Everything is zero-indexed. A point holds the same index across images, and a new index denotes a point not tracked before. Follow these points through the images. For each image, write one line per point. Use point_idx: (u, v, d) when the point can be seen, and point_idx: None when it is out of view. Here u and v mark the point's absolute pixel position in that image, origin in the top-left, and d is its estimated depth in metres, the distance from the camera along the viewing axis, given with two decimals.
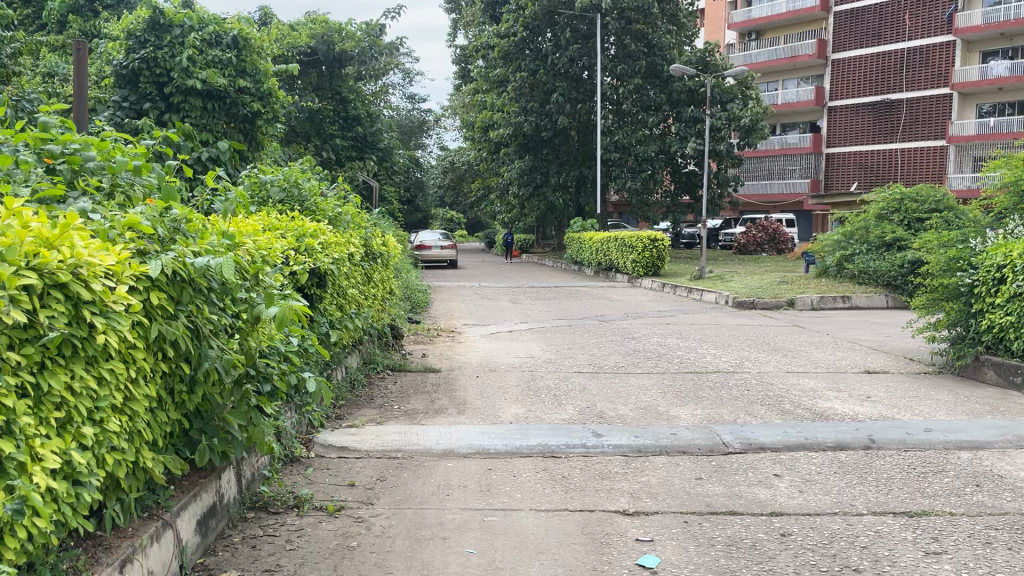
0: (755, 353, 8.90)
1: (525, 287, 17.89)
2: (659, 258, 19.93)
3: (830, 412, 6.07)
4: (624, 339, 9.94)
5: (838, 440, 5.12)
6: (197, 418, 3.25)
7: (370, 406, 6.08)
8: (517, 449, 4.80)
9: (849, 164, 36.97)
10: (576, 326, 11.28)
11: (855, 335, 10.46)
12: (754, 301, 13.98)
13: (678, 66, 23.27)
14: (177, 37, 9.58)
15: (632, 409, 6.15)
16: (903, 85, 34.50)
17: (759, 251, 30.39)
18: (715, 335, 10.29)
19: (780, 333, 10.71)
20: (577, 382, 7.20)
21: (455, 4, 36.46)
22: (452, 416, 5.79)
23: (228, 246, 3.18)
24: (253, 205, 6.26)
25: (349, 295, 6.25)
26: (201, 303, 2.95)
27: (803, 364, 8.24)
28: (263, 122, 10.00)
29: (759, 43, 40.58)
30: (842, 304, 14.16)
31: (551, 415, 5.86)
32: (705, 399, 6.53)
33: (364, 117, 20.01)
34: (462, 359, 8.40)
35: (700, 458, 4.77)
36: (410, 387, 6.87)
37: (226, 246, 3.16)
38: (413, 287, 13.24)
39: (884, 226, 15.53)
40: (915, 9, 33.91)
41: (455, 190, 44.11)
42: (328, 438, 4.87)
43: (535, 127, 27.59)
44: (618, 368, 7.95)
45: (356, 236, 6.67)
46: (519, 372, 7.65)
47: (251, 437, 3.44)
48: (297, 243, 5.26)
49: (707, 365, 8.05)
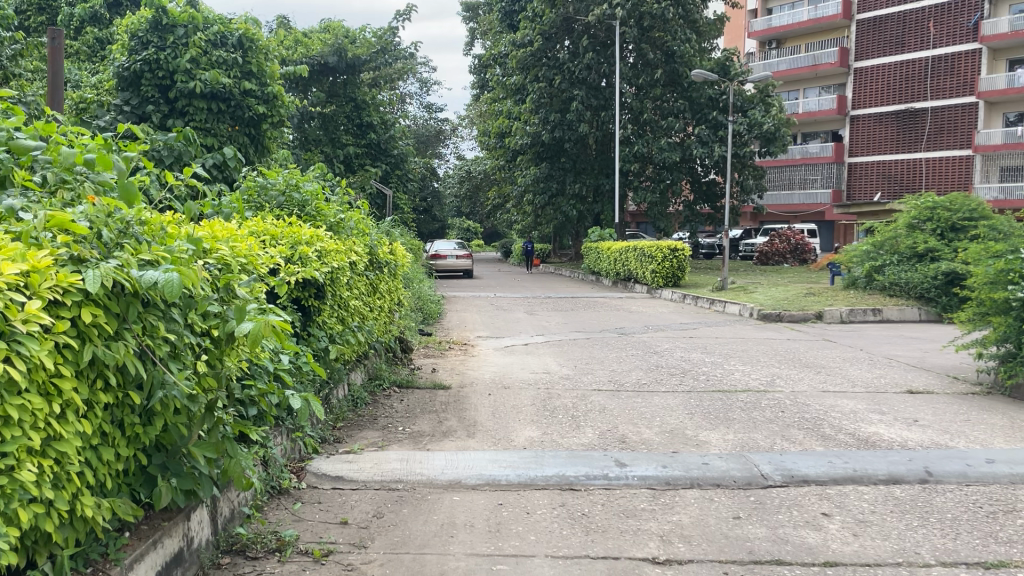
0: (786, 369, 8.35)
1: (542, 298, 17.42)
2: (679, 268, 19.39)
3: (876, 438, 5.51)
4: (646, 353, 9.42)
5: (891, 473, 4.59)
6: (157, 452, 2.80)
7: (373, 427, 5.62)
8: (531, 480, 4.31)
9: (872, 174, 36.27)
10: (594, 338, 10.79)
11: (891, 351, 9.88)
12: (780, 314, 13.43)
13: (701, 72, 22.79)
14: (180, 38, 9.13)
15: (657, 432, 5.64)
16: (927, 93, 33.81)
17: (782, 262, 29.82)
18: (742, 350, 9.75)
19: (811, 348, 10.15)
20: (597, 401, 6.70)
21: (473, 12, 36.12)
22: (461, 440, 5.30)
23: (193, 251, 2.74)
24: (248, 210, 5.83)
25: (352, 308, 5.81)
26: (154, 319, 2.51)
27: (840, 382, 7.68)
28: (268, 126, 9.69)
29: (780, 51, 40.03)
30: (873, 317, 13.58)
31: (569, 439, 5.35)
32: (737, 422, 6.00)
33: (377, 124, 19.64)
34: (473, 374, 7.92)
35: (737, 493, 4.24)
36: (417, 406, 6.40)
37: (190, 251, 2.71)
38: (425, 297, 12.79)
39: (915, 236, 14.96)
40: (939, 17, 33.07)
41: (471, 199, 43.81)
42: (321, 467, 4.42)
43: (554, 136, 27.12)
44: (640, 386, 7.45)
45: (360, 243, 6.20)
46: (534, 389, 7.17)
47: (225, 472, 2.99)
48: (289, 251, 4.83)
49: (735, 383, 7.52)
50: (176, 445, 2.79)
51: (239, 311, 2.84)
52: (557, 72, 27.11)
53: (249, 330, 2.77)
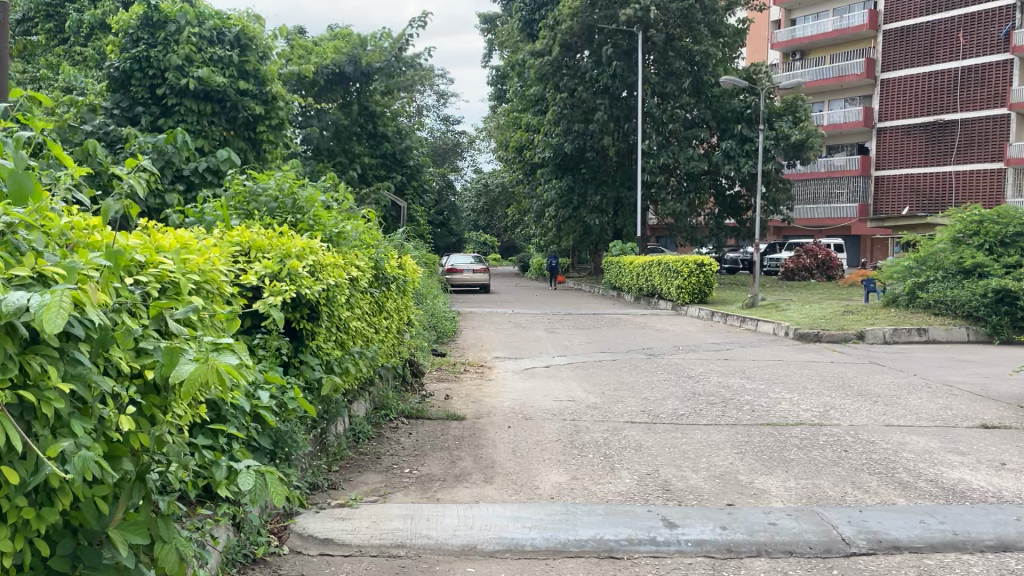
0: (839, 398, 7.51)
1: (563, 315, 16.66)
2: (706, 284, 18.55)
3: (963, 488, 4.69)
4: (680, 378, 8.63)
5: (1000, 538, 3.76)
6: (67, 537, 2.09)
7: (376, 469, 4.87)
8: (562, 546, 3.52)
9: (900, 187, 35.29)
10: (621, 360, 10.01)
11: (950, 377, 9.03)
12: (818, 333, 12.59)
13: (729, 79, 22.14)
14: (171, 33, 8.86)
15: (704, 478, 4.84)
16: (956, 105, 32.78)
17: (809, 278, 28.96)
18: (784, 375, 8.92)
19: (859, 373, 9.30)
20: (633, 436, 5.93)
21: (491, 25, 35.63)
22: (476, 487, 4.54)
23: (108, 268, 2.03)
24: (233, 219, 5.12)
25: (352, 330, 5.08)
26: (42, 362, 1.80)
27: (902, 415, 6.84)
28: (267, 127, 9.28)
29: (804, 62, 39.21)
30: (917, 338, 12.72)
31: (602, 487, 4.57)
32: (796, 464, 5.19)
33: (392, 134, 19.07)
34: (491, 402, 7.14)
35: (814, 565, 3.44)
36: (426, 441, 5.64)
37: (103, 266, 2.01)
38: (440, 314, 12.08)
39: (962, 251, 14.08)
40: (969, 27, 32.12)
41: (489, 213, 43.16)
42: (309, 526, 3.67)
43: (576, 147, 26.39)
44: (678, 417, 6.64)
45: (363, 255, 5.47)
46: (558, 420, 6.38)
47: (164, 560, 2.23)
48: (277, 266, 4.16)
49: (785, 415, 6.71)
50: (92, 527, 2.06)
51: (175, 351, 2.17)
52: (578, 82, 26.44)
53: (190, 376, 2.10)
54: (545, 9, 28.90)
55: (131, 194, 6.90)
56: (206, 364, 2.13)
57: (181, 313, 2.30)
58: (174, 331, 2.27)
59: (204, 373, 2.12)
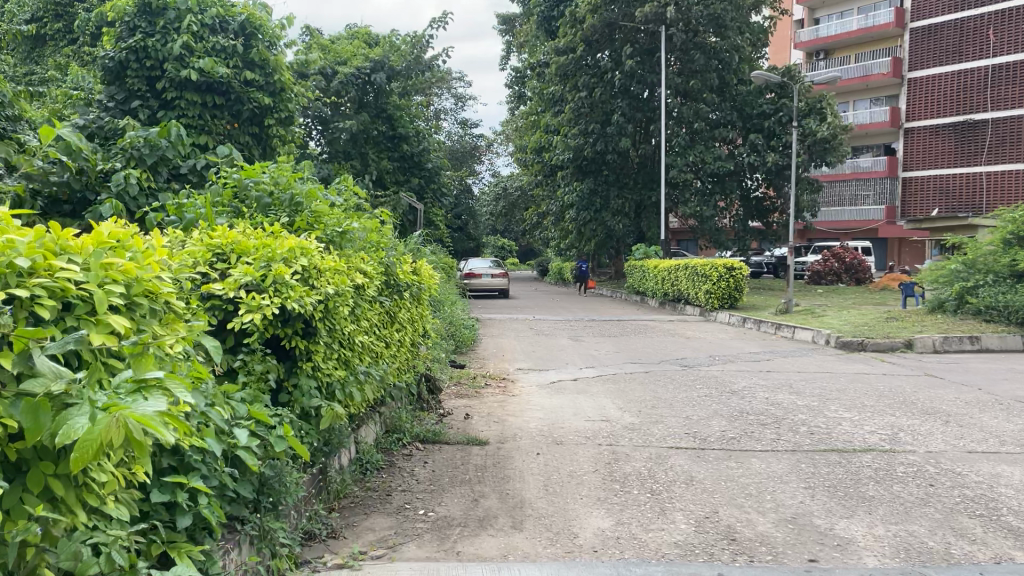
0: (905, 418, 6.69)
1: (586, 321, 15.93)
2: (737, 288, 17.67)
3: None
4: (721, 394, 7.84)
5: None
6: None
7: (384, 511, 4.15)
8: None
9: (930, 189, 34.21)
10: (653, 373, 9.25)
11: (1020, 391, 8.18)
12: (863, 342, 11.74)
13: (761, 73, 21.56)
14: (171, 21, 8.20)
15: (774, 523, 4.06)
16: (987, 103, 31.67)
17: (837, 282, 28.02)
18: (836, 390, 8.09)
19: (918, 387, 8.43)
20: (681, 466, 5.15)
21: (509, 26, 34.93)
22: (504, 535, 3.80)
23: None
24: (219, 216, 4.42)
25: (357, 345, 4.39)
26: None
27: (984, 438, 6.02)
28: (275, 120, 8.64)
29: (829, 61, 38.22)
30: (970, 346, 11.81)
31: (654, 535, 3.82)
32: (879, 505, 4.39)
33: (411, 136, 18.20)
34: (516, 423, 6.39)
35: None
36: (444, 472, 4.91)
37: None
38: (457, 322, 11.33)
39: (1014, 253, 13.16)
40: (999, 23, 30.98)
41: (508, 216, 42.48)
42: None
43: (598, 149, 25.61)
44: (728, 442, 5.86)
45: (371, 259, 4.77)
46: (592, 445, 5.62)
47: None
48: (260, 272, 3.57)
49: (850, 440, 5.91)
50: None
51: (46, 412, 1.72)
52: (597, 81, 25.71)
53: (82, 433, 1.70)
54: (564, 6, 28.17)
55: (124, 191, 6.32)
56: (106, 414, 1.72)
57: (57, 347, 1.80)
58: (54, 374, 1.78)
59: (106, 425, 1.71)
